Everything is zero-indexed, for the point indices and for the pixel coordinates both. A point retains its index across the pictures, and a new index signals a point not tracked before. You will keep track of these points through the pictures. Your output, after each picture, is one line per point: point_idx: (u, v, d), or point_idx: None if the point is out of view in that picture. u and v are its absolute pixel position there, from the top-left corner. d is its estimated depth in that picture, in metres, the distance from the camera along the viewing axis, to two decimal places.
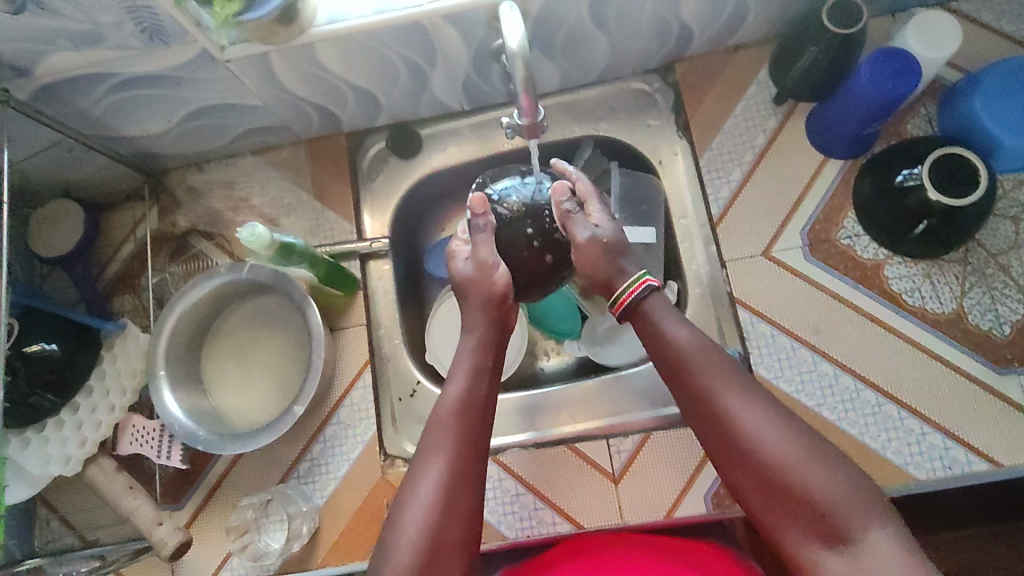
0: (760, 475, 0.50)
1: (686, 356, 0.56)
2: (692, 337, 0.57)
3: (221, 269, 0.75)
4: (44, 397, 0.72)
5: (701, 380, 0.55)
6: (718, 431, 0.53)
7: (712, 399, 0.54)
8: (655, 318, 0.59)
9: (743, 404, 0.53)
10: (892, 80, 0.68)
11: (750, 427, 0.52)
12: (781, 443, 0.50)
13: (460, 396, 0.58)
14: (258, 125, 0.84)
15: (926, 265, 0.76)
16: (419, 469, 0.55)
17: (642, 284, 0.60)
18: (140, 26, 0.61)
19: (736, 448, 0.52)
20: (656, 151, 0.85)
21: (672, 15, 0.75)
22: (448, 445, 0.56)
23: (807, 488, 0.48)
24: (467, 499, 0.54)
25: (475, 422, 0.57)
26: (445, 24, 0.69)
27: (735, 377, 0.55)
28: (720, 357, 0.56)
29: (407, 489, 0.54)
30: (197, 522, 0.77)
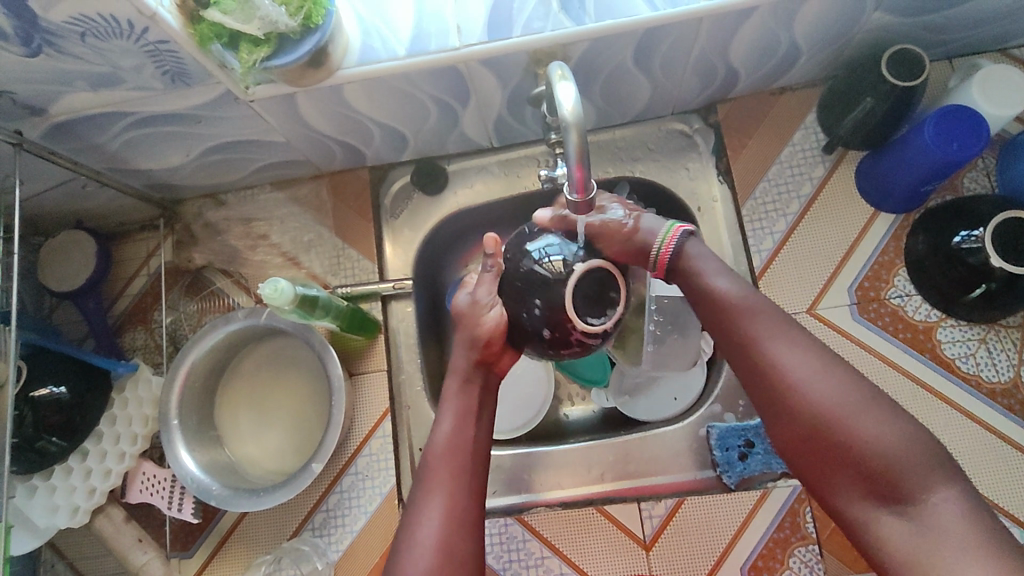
0: (810, 422, 0.47)
1: (731, 306, 0.54)
2: (736, 289, 0.55)
3: (238, 314, 0.71)
4: (50, 442, 0.68)
5: (745, 327, 0.52)
6: (761, 377, 0.51)
7: (758, 347, 0.51)
8: (696, 270, 0.57)
9: (791, 350, 0.50)
10: (958, 141, 0.64)
11: (800, 373, 0.49)
12: (826, 390, 0.47)
13: (449, 436, 0.55)
14: (280, 159, 0.80)
15: (981, 329, 0.72)
16: (416, 516, 0.51)
17: (674, 236, 0.59)
18: (162, 68, 0.57)
19: (785, 396, 0.49)
20: (694, 196, 0.81)
21: (719, 59, 0.70)
22: (444, 489, 0.52)
23: (859, 433, 0.45)
24: (470, 543, 0.51)
25: (468, 460, 0.54)
26: (483, 68, 0.65)
27: (782, 325, 0.52)
28: (765, 305, 0.53)
29: (405, 536, 0.50)
30: (206, 574, 0.74)
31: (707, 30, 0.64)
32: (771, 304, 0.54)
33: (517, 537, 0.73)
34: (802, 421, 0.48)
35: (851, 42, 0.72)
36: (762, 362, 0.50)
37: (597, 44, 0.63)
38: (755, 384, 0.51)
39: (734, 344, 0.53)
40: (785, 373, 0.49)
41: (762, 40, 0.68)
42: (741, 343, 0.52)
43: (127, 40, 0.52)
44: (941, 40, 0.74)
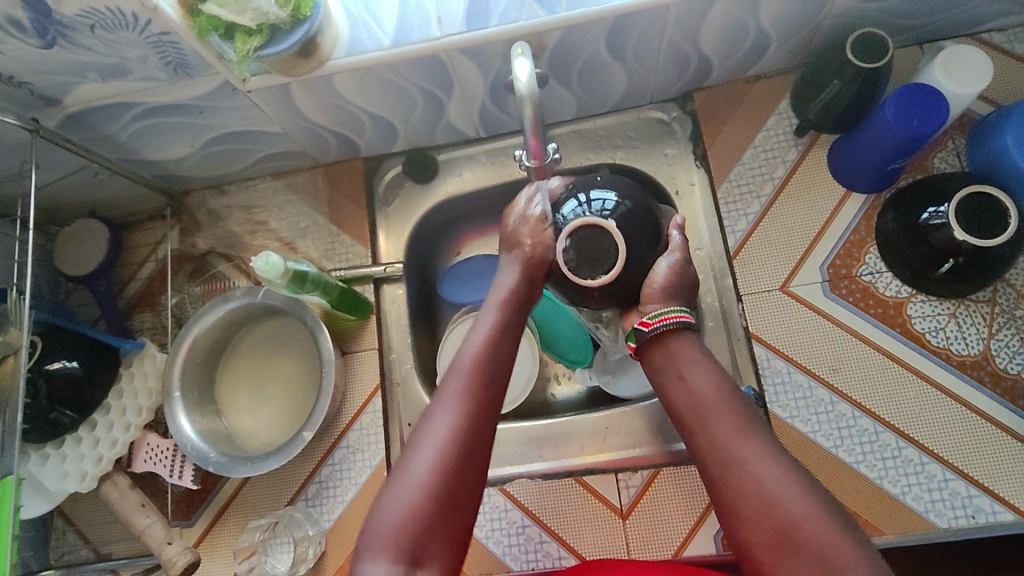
0: (775, 527, 0.48)
1: (704, 398, 0.56)
2: (712, 384, 0.56)
3: (237, 293, 0.76)
4: (63, 414, 0.73)
5: (717, 423, 0.54)
6: (728, 475, 0.52)
7: (728, 447, 0.52)
8: (673, 358, 0.59)
9: (761, 453, 0.52)
10: (918, 117, 0.67)
11: (767, 479, 0.50)
12: (792, 495, 0.49)
13: (481, 347, 0.58)
14: (278, 150, 0.85)
15: (951, 303, 0.74)
16: (432, 415, 0.53)
17: (671, 319, 0.60)
18: (165, 59, 0.62)
19: (749, 498, 0.50)
20: (672, 181, 0.84)
21: (690, 47, 0.74)
22: (461, 389, 0.55)
23: (821, 544, 0.46)
24: (473, 454, 0.52)
25: (493, 379, 0.56)
26: (463, 57, 0.69)
27: (754, 426, 0.53)
28: (737, 402, 0.55)
29: (418, 433, 0.53)
30: (205, 541, 0.78)
31: (674, 17, 0.67)
32: (746, 401, 0.56)
33: (499, 506, 0.76)
34: (765, 525, 0.49)
35: (818, 30, 0.75)
36: (729, 460, 0.52)
37: (569, 33, 0.67)
38: (722, 483, 0.52)
39: (702, 437, 0.54)
40: (753, 475, 0.50)
41: (730, 28, 0.71)
42: (711, 438, 0.54)
43: (132, 32, 0.57)
44: (906, 27, 0.77)
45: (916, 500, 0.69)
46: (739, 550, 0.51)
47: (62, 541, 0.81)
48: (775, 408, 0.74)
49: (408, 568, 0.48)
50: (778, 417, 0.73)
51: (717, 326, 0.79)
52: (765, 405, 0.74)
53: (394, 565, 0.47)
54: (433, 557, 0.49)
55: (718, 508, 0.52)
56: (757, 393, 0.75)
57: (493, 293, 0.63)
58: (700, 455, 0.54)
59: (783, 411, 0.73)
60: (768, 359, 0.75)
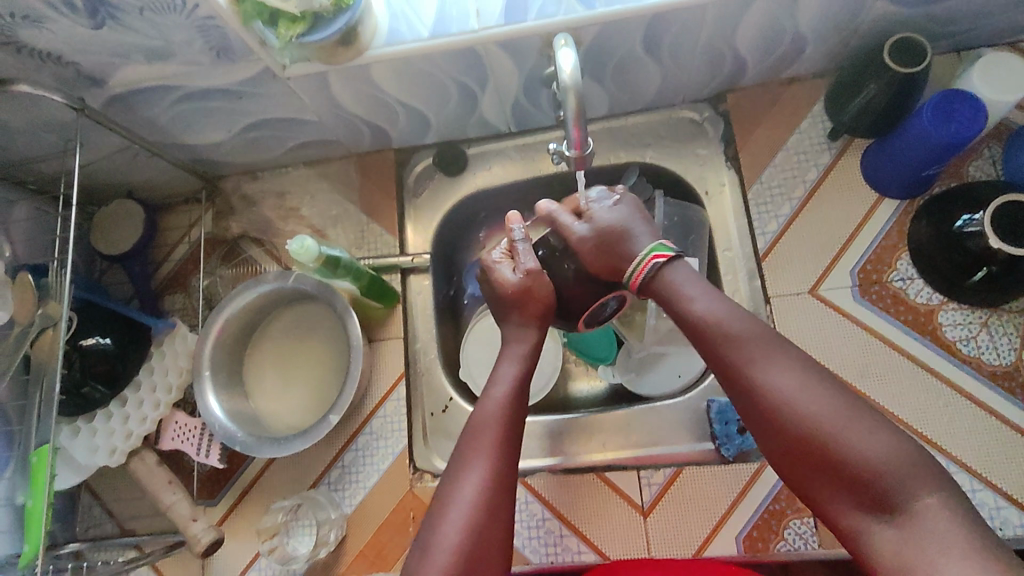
0: (798, 438, 0.48)
1: (706, 324, 0.54)
2: (714, 303, 0.55)
3: (268, 277, 0.77)
4: (95, 388, 0.76)
5: (730, 348, 0.52)
6: (748, 398, 0.51)
7: (737, 365, 0.51)
8: (671, 284, 0.57)
9: (771, 365, 0.50)
10: (956, 122, 0.66)
11: (781, 389, 0.49)
12: (812, 405, 0.48)
13: (501, 401, 0.57)
14: (312, 139, 0.86)
15: (983, 313, 0.73)
16: (459, 473, 0.53)
17: (649, 263, 0.59)
18: (209, 43, 0.63)
19: (769, 412, 0.49)
20: (702, 180, 0.84)
21: (726, 46, 0.74)
22: (489, 442, 0.54)
23: (845, 449, 0.46)
24: (505, 508, 0.52)
25: (513, 432, 0.56)
26: (500, 50, 0.70)
27: (759, 338, 0.52)
28: (739, 317, 0.53)
29: (446, 491, 0.53)
30: (228, 521, 0.79)
31: (712, 16, 0.67)
32: (746, 315, 0.54)
33: (520, 498, 0.76)
34: (788, 436, 0.48)
35: (857, 33, 0.74)
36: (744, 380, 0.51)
37: (606, 29, 0.68)
38: (741, 402, 0.52)
39: (715, 359, 0.53)
40: (768, 389, 0.49)
41: (767, 28, 0.71)
42: (722, 361, 0.53)
43: (179, 14, 0.58)
44: (946, 33, 0.76)
45: None
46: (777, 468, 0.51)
47: (87, 514, 0.82)
48: None
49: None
50: None
51: None
52: None
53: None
54: None
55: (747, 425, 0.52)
56: None
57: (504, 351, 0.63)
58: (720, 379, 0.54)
59: None
60: None
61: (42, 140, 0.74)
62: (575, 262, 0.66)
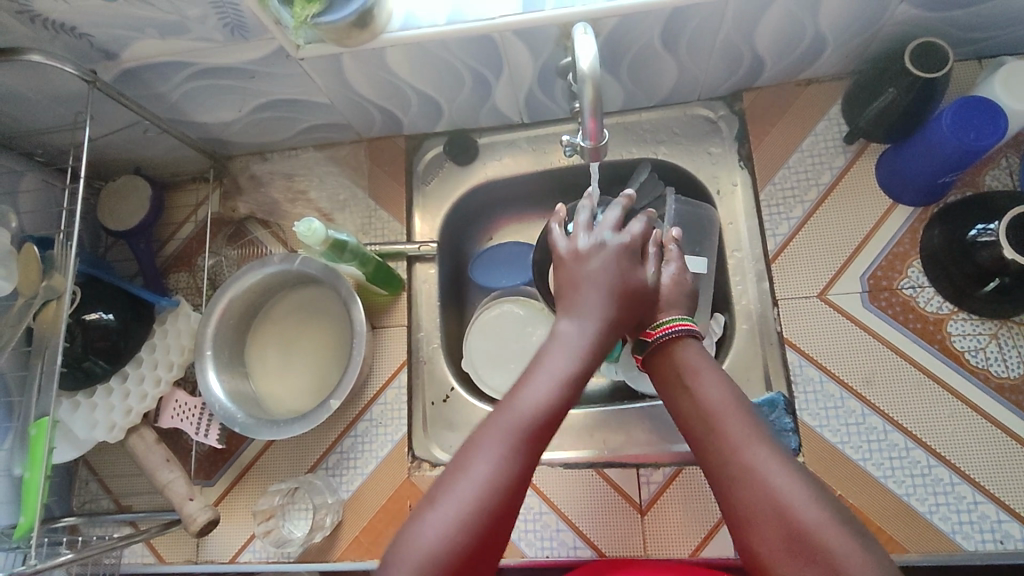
0: (787, 534, 0.46)
1: (712, 412, 0.54)
2: (722, 387, 0.55)
3: (274, 258, 0.76)
4: (96, 363, 0.75)
5: (731, 429, 0.52)
6: (742, 483, 0.49)
7: (737, 454, 0.51)
8: (684, 362, 0.57)
9: (774, 457, 0.50)
10: (976, 130, 0.65)
11: (780, 482, 0.48)
12: (809, 504, 0.47)
13: (540, 394, 0.53)
14: (323, 122, 0.86)
15: (993, 324, 0.72)
16: (475, 452, 0.50)
17: (672, 329, 0.59)
18: (223, 20, 0.63)
19: (762, 507, 0.48)
20: (715, 180, 0.83)
21: (745, 44, 0.73)
22: (511, 429, 0.51)
23: (836, 555, 0.45)
24: (516, 503, 0.49)
25: (545, 436, 0.51)
26: (516, 39, 0.69)
27: (763, 433, 0.52)
28: (746, 411, 0.53)
29: (459, 466, 0.49)
30: (225, 500, 0.79)
31: (732, 13, 0.67)
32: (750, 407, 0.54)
33: None
34: (778, 535, 0.47)
35: (877, 36, 0.73)
36: (741, 469, 0.50)
37: (624, 21, 0.67)
38: (733, 492, 0.50)
39: (716, 446, 0.52)
40: (766, 483, 0.49)
41: (787, 28, 0.70)
42: (724, 448, 0.51)
43: None
44: (969, 39, 0.75)
45: (943, 520, 0.68)
46: (747, 559, 0.49)
47: (84, 489, 0.83)
48: (804, 415, 0.73)
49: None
50: (805, 423, 0.72)
51: (751, 330, 0.78)
52: (794, 411, 0.73)
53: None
54: None
55: (730, 519, 0.50)
56: (786, 399, 0.74)
57: (568, 340, 0.57)
58: (713, 466, 0.52)
59: (811, 419, 0.72)
60: (800, 365, 0.74)
61: (52, 112, 0.74)
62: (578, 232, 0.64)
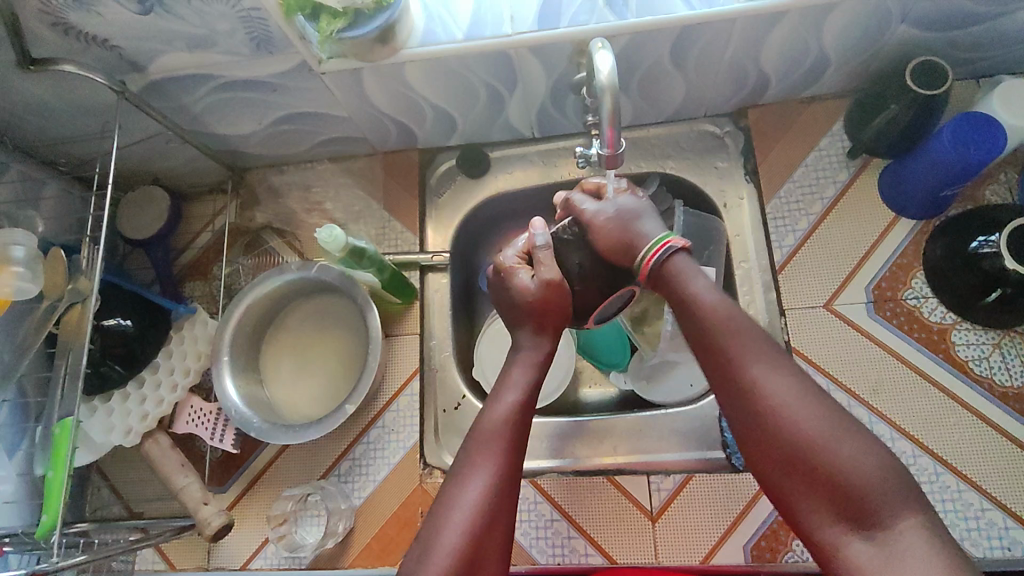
0: (787, 444, 0.49)
1: (709, 329, 0.55)
2: (718, 302, 0.56)
3: (292, 266, 0.78)
4: (112, 368, 0.76)
5: (731, 346, 0.53)
6: (744, 398, 0.51)
7: (738, 370, 0.52)
8: (680, 276, 0.59)
9: (772, 369, 0.51)
10: (976, 144, 0.68)
11: (777, 395, 0.50)
12: (808, 415, 0.49)
13: (509, 407, 0.57)
14: (340, 135, 0.88)
15: (996, 334, 0.74)
16: (463, 474, 0.53)
17: (663, 247, 0.60)
18: (251, 34, 0.65)
19: (763, 419, 0.50)
20: (722, 193, 0.86)
21: (751, 62, 0.76)
22: (493, 446, 0.55)
23: (834, 461, 0.47)
24: (512, 502, 0.53)
25: (520, 435, 0.56)
26: (531, 55, 0.72)
27: (759, 343, 0.53)
28: (744, 324, 0.54)
29: (448, 493, 0.53)
30: (238, 507, 0.80)
31: (739, 32, 0.69)
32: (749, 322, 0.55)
33: (529, 498, 0.77)
34: (778, 445, 0.49)
35: (878, 55, 0.76)
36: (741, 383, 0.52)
37: (636, 39, 0.70)
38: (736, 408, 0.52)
39: (716, 361, 0.54)
40: (764, 395, 0.51)
41: (792, 47, 0.73)
42: (723, 362, 0.53)
43: (225, 4, 0.60)
44: (966, 59, 0.78)
45: (951, 527, 0.68)
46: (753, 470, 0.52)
47: (96, 495, 0.83)
48: None
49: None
50: None
51: None
52: None
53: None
54: None
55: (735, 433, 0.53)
56: None
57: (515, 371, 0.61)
58: (717, 381, 0.54)
59: None
60: (808, 374, 0.76)
61: (79, 122, 0.76)
62: (583, 257, 0.67)
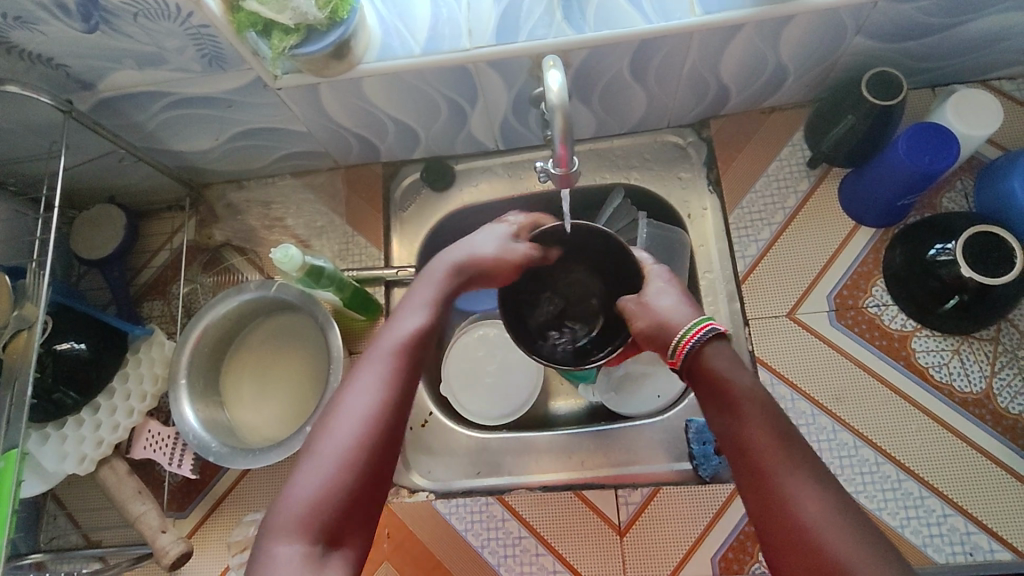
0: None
1: (743, 434, 0.49)
2: (757, 406, 0.50)
3: (250, 285, 0.76)
4: (66, 395, 0.72)
5: (771, 459, 0.47)
6: (777, 517, 0.45)
7: (778, 485, 0.45)
8: (715, 365, 0.53)
9: (810, 489, 0.45)
10: (930, 154, 0.68)
11: (816, 522, 0.43)
12: (848, 549, 0.42)
13: (412, 324, 0.56)
14: (300, 150, 0.87)
15: (955, 340, 0.75)
16: (351, 391, 0.52)
17: (701, 331, 0.54)
18: (201, 51, 0.64)
19: (794, 541, 0.43)
20: (685, 204, 0.86)
21: (709, 75, 0.76)
22: (387, 367, 0.53)
23: None
24: (398, 427, 0.51)
25: (416, 361, 0.54)
26: (489, 69, 0.71)
27: (810, 465, 0.46)
28: (793, 441, 0.48)
29: (335, 407, 0.51)
30: (199, 532, 0.78)
31: (696, 45, 0.70)
32: (794, 428, 0.49)
33: (496, 516, 0.75)
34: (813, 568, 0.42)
35: (835, 66, 0.77)
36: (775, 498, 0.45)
37: (594, 54, 0.69)
38: (768, 527, 0.45)
39: (755, 474, 0.47)
40: (799, 516, 0.44)
41: (749, 60, 0.74)
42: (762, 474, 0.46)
43: (172, 22, 0.59)
44: (919, 69, 0.79)
45: (914, 534, 0.69)
46: None
47: (52, 525, 0.80)
48: None
49: (325, 549, 0.46)
50: None
51: None
52: None
53: (309, 546, 0.46)
54: (344, 545, 0.47)
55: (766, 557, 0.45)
56: None
57: (447, 261, 0.62)
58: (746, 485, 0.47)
59: None
60: (773, 384, 0.76)
61: (28, 140, 0.74)
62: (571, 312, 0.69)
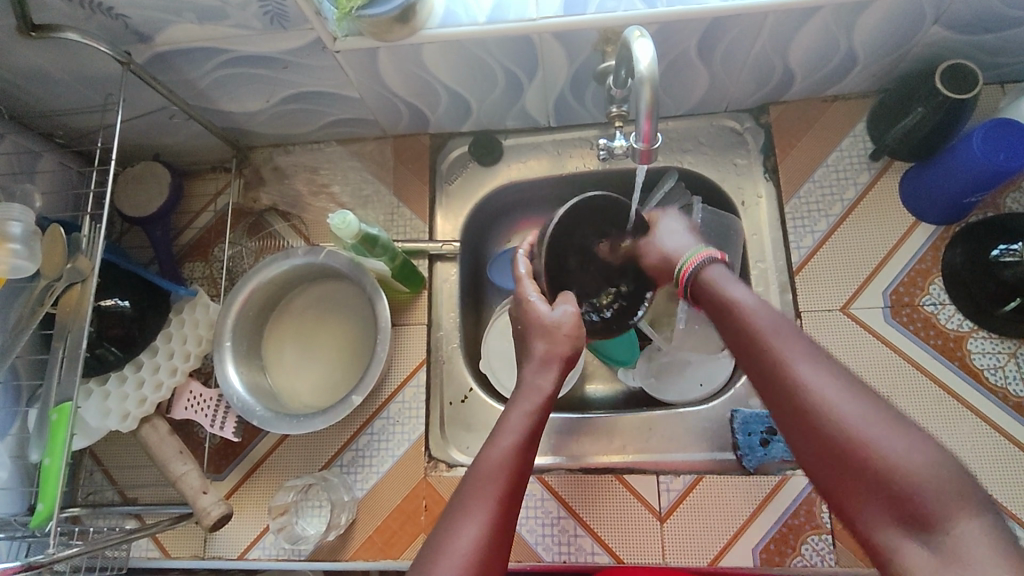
0: (832, 444, 0.44)
1: (745, 327, 0.53)
2: (759, 308, 0.53)
3: (299, 251, 0.75)
4: (109, 350, 0.73)
5: (777, 349, 0.49)
6: (787, 400, 0.47)
7: (784, 370, 0.48)
8: (714, 286, 0.57)
9: (816, 366, 0.47)
10: (1005, 151, 0.66)
11: (828, 395, 0.45)
12: (858, 408, 0.44)
13: (507, 450, 0.50)
14: (350, 117, 0.85)
15: (1012, 343, 0.73)
16: (457, 520, 0.47)
17: (697, 259, 0.60)
18: (265, 8, 0.62)
19: (806, 417, 0.46)
20: (739, 190, 0.84)
21: (777, 59, 0.74)
22: (492, 498, 0.48)
23: (891, 461, 0.41)
24: (501, 565, 0.46)
25: (517, 486, 0.49)
26: (555, 41, 0.69)
27: (812, 350, 0.49)
28: (795, 332, 0.50)
29: (440, 536, 0.46)
30: (236, 496, 0.78)
31: (770, 26, 0.67)
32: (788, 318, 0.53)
33: (536, 494, 0.75)
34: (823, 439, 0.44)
35: (906, 56, 0.75)
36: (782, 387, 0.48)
37: (663, 30, 0.67)
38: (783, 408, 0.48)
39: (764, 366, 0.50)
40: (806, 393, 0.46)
41: (821, 45, 0.71)
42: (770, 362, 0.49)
43: None
44: (993, 63, 0.77)
45: None
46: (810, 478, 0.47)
47: (88, 480, 0.81)
48: None
49: None
50: None
51: None
52: None
53: None
54: None
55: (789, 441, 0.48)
56: None
57: (538, 381, 0.57)
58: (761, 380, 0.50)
59: None
60: None
61: (80, 92, 0.73)
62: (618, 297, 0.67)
